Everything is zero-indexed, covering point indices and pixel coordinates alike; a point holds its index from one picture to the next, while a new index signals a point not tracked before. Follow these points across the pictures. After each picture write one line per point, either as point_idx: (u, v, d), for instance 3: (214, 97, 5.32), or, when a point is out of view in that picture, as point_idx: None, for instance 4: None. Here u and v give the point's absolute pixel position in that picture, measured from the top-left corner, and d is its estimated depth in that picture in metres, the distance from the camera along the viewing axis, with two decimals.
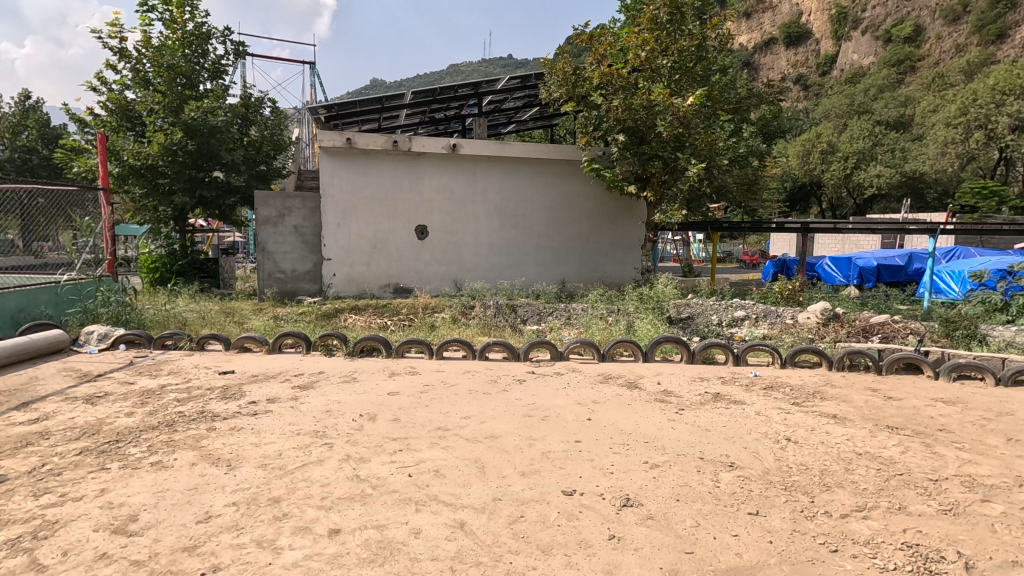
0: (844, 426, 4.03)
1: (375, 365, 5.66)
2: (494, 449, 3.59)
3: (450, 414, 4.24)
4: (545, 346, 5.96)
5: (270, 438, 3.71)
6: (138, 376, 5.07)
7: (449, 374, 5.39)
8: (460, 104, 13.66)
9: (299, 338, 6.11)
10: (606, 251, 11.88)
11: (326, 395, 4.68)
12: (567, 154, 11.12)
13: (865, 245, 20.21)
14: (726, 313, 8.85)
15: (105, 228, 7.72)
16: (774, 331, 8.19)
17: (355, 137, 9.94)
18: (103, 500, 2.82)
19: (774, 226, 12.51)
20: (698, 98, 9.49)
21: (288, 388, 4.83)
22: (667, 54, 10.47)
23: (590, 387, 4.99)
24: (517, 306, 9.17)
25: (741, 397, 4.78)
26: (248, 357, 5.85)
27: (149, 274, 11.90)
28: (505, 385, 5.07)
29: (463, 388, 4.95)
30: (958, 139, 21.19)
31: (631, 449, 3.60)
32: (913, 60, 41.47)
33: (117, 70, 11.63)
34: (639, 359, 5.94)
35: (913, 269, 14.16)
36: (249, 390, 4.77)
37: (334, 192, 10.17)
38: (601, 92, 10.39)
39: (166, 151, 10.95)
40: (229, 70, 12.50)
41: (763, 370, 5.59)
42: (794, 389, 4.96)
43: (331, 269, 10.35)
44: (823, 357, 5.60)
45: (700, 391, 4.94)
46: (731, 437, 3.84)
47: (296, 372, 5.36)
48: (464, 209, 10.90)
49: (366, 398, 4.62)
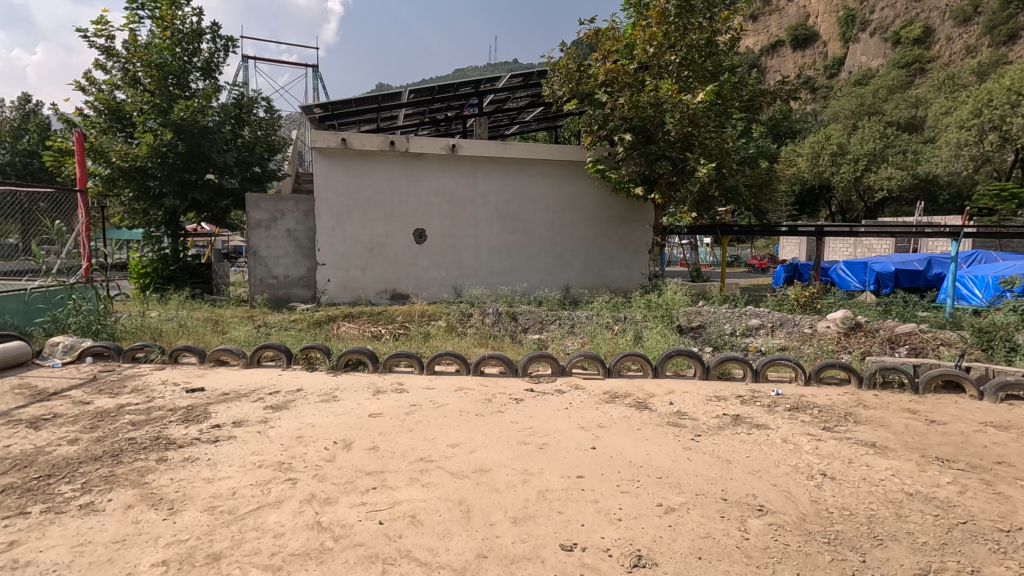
0: (887, 457, 3.52)
1: (359, 381, 5.17)
2: (483, 487, 3.10)
3: (435, 441, 3.76)
4: (546, 360, 5.47)
5: (226, 472, 3.22)
6: (97, 395, 4.61)
7: (440, 392, 4.90)
8: (461, 104, 13.23)
9: (279, 351, 5.65)
10: (613, 255, 11.38)
11: (300, 417, 4.20)
12: (572, 155, 10.67)
13: (878, 249, 19.62)
14: (740, 321, 8.30)
15: (82, 229, 7.32)
16: (791, 341, 7.64)
17: (351, 137, 9.52)
18: (7, 559, 2.36)
19: (787, 229, 11.98)
20: (709, 94, 9.04)
21: (260, 409, 4.36)
22: (675, 49, 10.01)
23: (595, 408, 4.49)
24: (517, 314, 8.68)
25: (765, 420, 4.26)
26: (223, 372, 5.38)
27: (139, 279, 11.66)
28: (501, 404, 4.57)
29: (453, 408, 4.46)
30: (972, 141, 20.59)
31: (642, 487, 3.10)
32: (923, 62, 40.71)
33: (106, 70, 11.33)
34: (648, 375, 5.42)
35: (933, 274, 13.56)
36: (216, 411, 4.30)
37: (329, 194, 9.73)
38: (606, 89, 9.92)
39: (156, 152, 10.57)
40: (222, 69, 12.13)
41: (786, 388, 5.06)
42: (823, 410, 4.45)
43: (325, 275, 9.91)
44: (852, 373, 5.09)
45: (718, 412, 4.43)
46: (756, 471, 3.34)
47: (271, 390, 4.88)
48: (465, 212, 10.44)
49: (344, 421, 4.13)
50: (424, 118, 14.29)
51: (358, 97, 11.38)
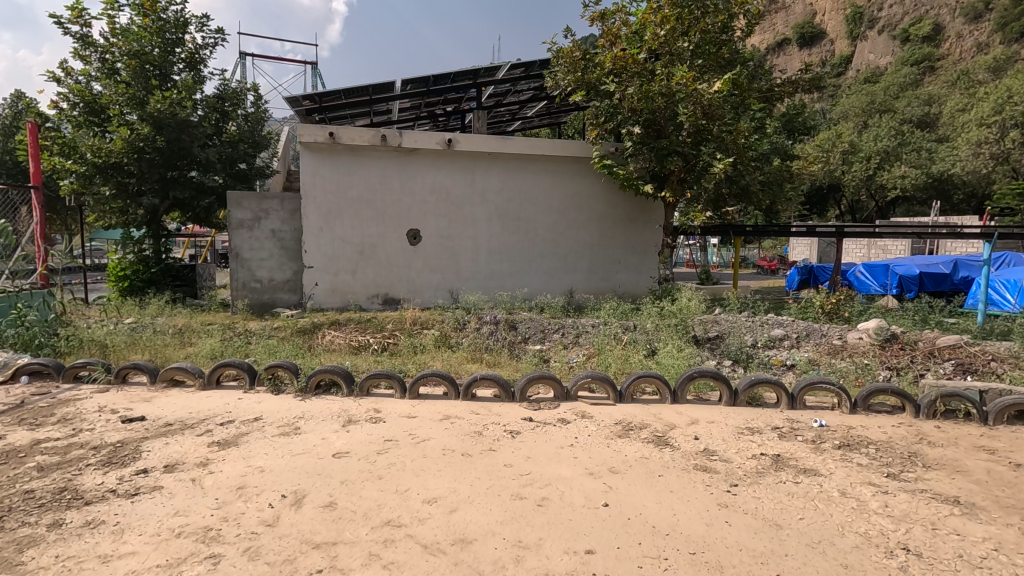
0: (980, 521, 2.78)
1: (329, 409, 4.43)
2: (462, 569, 2.37)
3: (408, 494, 3.02)
4: (547, 382, 4.71)
5: (130, 545, 2.49)
6: (15, 428, 3.88)
7: (424, 422, 4.16)
8: (459, 97, 12.48)
9: (241, 370, 4.93)
10: (619, 257, 10.63)
11: (248, 458, 3.45)
12: (577, 151, 9.92)
13: (894, 249, 18.79)
14: (762, 331, 7.50)
15: (37, 231, 6.84)
16: (821, 354, 6.87)
17: (340, 131, 8.80)
18: None
19: (806, 230, 11.23)
20: (726, 83, 8.29)
21: (205, 446, 3.63)
22: (689, 35, 9.17)
23: (606, 445, 3.75)
24: (517, 322, 7.93)
25: (811, 462, 3.51)
26: (176, 396, 4.65)
27: (117, 282, 10.84)
28: (493, 440, 3.82)
29: (435, 445, 3.72)
30: (991, 139, 19.70)
31: (672, 571, 2.36)
32: (934, 60, 39.68)
33: (83, 60, 10.61)
34: (665, 400, 4.68)
35: (959, 278, 12.73)
36: (151, 449, 3.56)
37: (316, 193, 9.02)
38: (614, 79, 9.17)
39: (132, 147, 9.81)
40: (208, 60, 11.42)
41: (830, 418, 4.30)
42: (880, 449, 3.69)
43: (312, 278, 9.20)
44: (907, 400, 4.34)
45: (754, 451, 3.68)
46: (817, 543, 2.59)
47: (225, 419, 4.15)
48: (463, 211, 9.70)
49: (300, 464, 3.40)
50: (420, 113, 13.57)
51: (348, 88, 10.64)
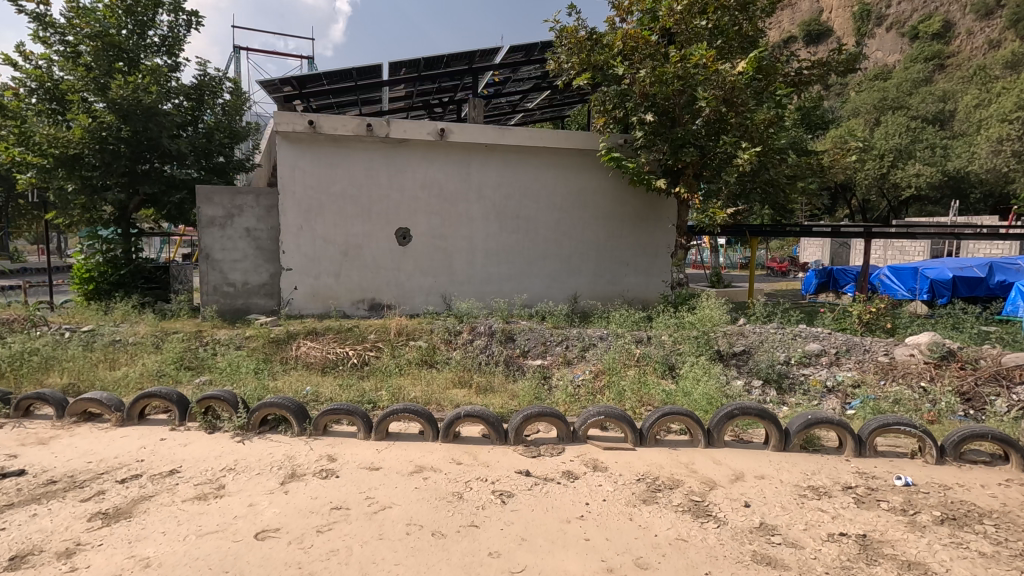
0: None
1: (270, 456, 3.46)
2: None
3: None
4: (549, 421, 3.75)
5: None
6: None
7: (388, 478, 3.19)
8: (455, 85, 11.54)
9: (169, 401, 3.98)
10: (628, 259, 9.65)
11: (135, 542, 2.49)
12: (582, 142, 8.97)
13: (913, 250, 17.76)
14: (796, 346, 6.48)
15: None
16: (866, 376, 5.87)
17: (320, 119, 7.85)
18: None
19: (833, 228, 10.23)
20: (751, 63, 7.30)
21: (88, 521, 2.67)
22: (707, 13, 8.17)
23: (627, 518, 2.78)
24: (515, 333, 6.97)
25: (912, 547, 2.54)
26: (82, 437, 3.69)
27: (82, 285, 9.82)
28: (476, 508, 2.86)
29: (398, 517, 2.76)
30: (1014, 136, 18.31)
31: None
32: (944, 56, 38.28)
33: (44, 43, 9.60)
34: (696, 443, 3.73)
35: (996, 282, 11.68)
36: (9, 528, 2.59)
37: (294, 187, 8.06)
38: (624, 61, 8.15)
39: (94, 137, 8.80)
40: (184, 44, 10.42)
41: (914, 472, 3.34)
42: (1001, 526, 2.72)
43: (291, 281, 8.24)
44: (1012, 449, 3.39)
45: (831, 529, 2.70)
46: None
47: (133, 473, 3.19)
48: (457, 209, 8.75)
49: (204, 552, 2.43)
50: (414, 102, 12.59)
51: (332, 73, 9.67)
